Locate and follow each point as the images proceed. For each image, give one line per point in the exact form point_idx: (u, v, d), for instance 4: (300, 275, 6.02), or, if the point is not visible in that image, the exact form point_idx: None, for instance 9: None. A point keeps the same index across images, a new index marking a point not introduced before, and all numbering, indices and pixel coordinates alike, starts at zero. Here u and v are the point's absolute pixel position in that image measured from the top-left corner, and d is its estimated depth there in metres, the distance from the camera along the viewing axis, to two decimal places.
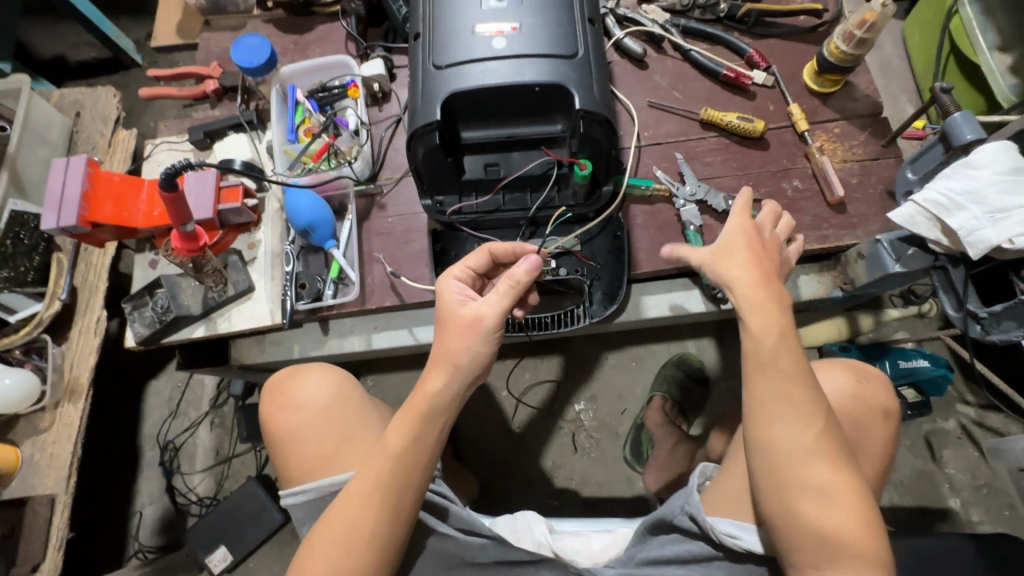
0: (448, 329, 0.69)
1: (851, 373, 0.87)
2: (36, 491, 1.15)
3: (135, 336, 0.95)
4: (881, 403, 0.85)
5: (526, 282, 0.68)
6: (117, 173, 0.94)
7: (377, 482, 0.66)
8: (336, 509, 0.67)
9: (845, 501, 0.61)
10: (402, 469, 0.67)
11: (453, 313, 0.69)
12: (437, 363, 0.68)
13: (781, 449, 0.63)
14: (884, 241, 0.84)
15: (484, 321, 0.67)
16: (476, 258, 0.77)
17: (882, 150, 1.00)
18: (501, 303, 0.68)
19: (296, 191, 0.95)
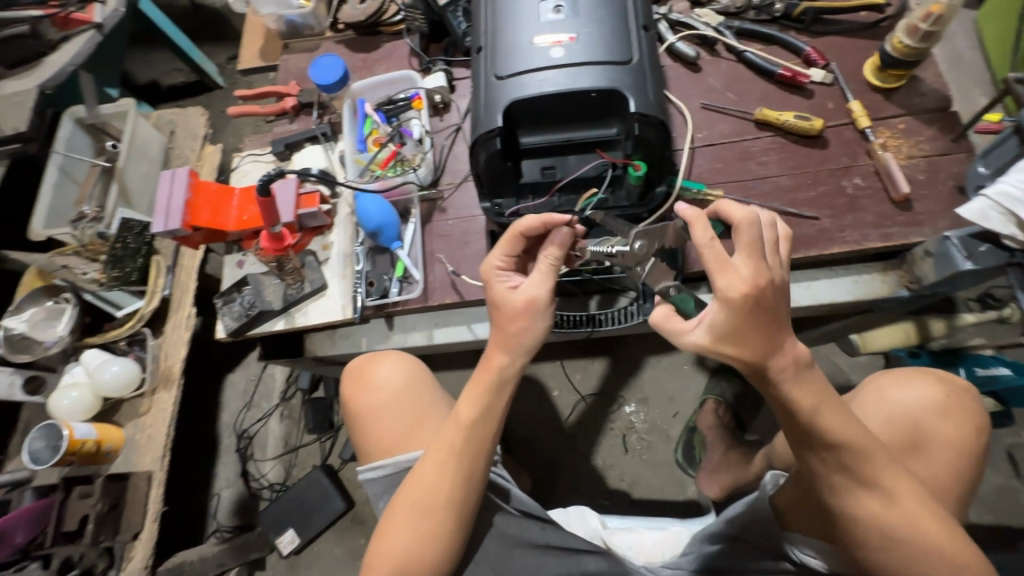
0: (502, 317, 0.72)
1: (937, 383, 0.84)
2: (136, 468, 1.28)
3: (226, 328, 1.05)
4: (967, 418, 0.82)
5: (560, 254, 0.72)
6: (212, 182, 1.05)
7: (451, 452, 0.72)
8: (413, 478, 0.73)
9: (904, 493, 0.65)
10: (472, 438, 0.72)
11: (504, 300, 0.72)
12: (498, 345, 0.72)
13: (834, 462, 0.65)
14: (953, 238, 0.82)
15: (538, 300, 0.70)
16: (510, 243, 0.74)
17: (951, 145, 0.97)
18: (548, 279, 0.71)
19: (366, 197, 1.03)
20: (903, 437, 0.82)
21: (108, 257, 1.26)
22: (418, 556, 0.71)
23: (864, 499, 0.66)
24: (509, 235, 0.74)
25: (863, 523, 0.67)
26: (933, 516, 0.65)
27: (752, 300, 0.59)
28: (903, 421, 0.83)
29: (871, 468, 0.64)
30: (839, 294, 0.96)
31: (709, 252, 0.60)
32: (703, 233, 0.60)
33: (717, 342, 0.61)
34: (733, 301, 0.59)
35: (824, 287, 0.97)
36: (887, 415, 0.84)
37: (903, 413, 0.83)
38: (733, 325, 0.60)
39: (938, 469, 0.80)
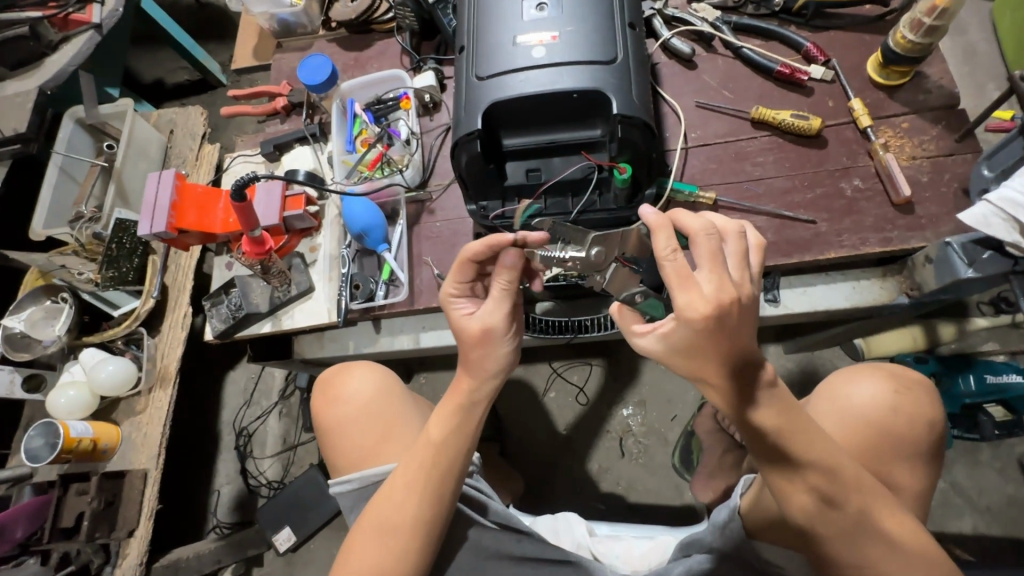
0: (462, 342, 0.73)
1: (889, 382, 0.81)
2: (132, 466, 1.30)
3: (213, 330, 1.05)
4: (924, 416, 0.79)
5: (512, 276, 0.70)
6: (199, 184, 1.05)
7: (419, 471, 0.72)
8: (382, 495, 0.74)
9: (873, 510, 0.63)
10: (442, 457, 0.72)
11: (461, 327, 0.73)
12: (463, 367, 0.73)
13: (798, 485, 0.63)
14: (954, 244, 0.78)
15: (495, 327, 0.71)
16: (461, 271, 0.73)
17: (957, 145, 0.92)
18: (503, 307, 0.71)
19: (352, 199, 1.02)
20: (868, 441, 0.77)
21: (104, 257, 1.28)
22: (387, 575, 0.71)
23: (834, 521, 0.64)
24: (462, 263, 0.73)
25: (836, 545, 0.64)
26: (905, 529, 0.63)
27: (713, 322, 0.56)
28: (861, 426, 0.78)
29: (834, 487, 0.63)
30: (835, 300, 0.93)
31: (670, 266, 0.57)
32: (664, 246, 0.57)
33: (672, 354, 0.60)
34: (694, 320, 0.56)
35: (821, 293, 0.94)
36: (846, 420, 0.79)
37: (858, 416, 0.79)
38: (689, 342, 0.58)
39: (906, 472, 0.77)
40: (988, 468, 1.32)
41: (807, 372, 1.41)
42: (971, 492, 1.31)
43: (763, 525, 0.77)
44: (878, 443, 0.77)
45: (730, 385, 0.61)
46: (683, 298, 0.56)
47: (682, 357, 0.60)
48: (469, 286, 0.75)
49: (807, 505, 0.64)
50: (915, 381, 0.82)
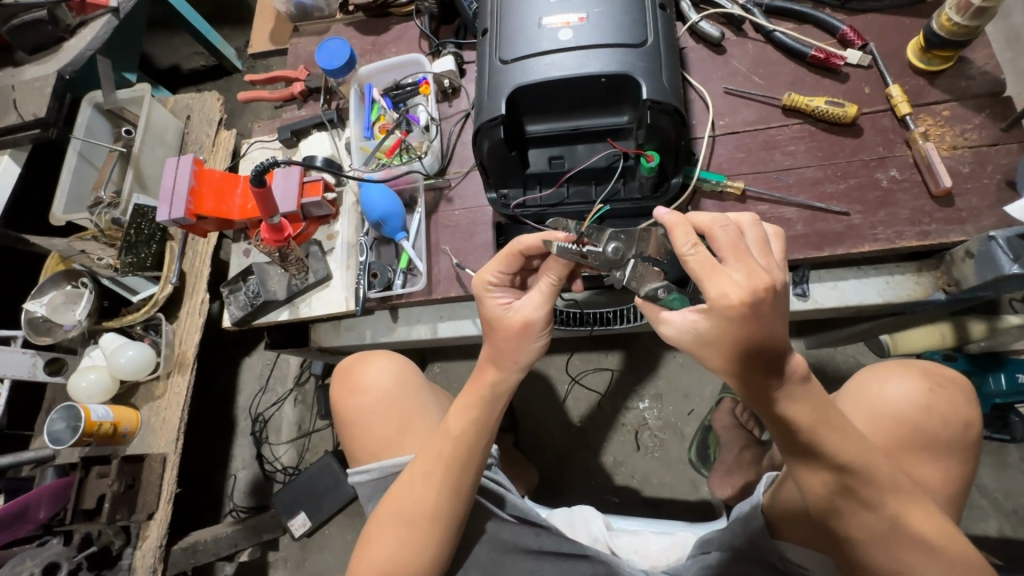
0: (498, 334, 0.71)
1: (922, 380, 0.78)
2: (151, 450, 1.31)
3: (231, 317, 1.05)
4: (959, 416, 0.75)
5: (564, 272, 0.68)
6: (217, 170, 1.04)
7: (440, 462, 0.72)
8: (402, 484, 0.73)
9: (910, 514, 0.61)
10: (461, 449, 0.72)
11: (499, 318, 0.71)
12: (491, 359, 0.72)
13: (834, 485, 0.61)
14: (999, 239, 0.75)
15: (533, 321, 0.69)
16: (507, 261, 0.71)
17: (1002, 135, 0.88)
18: (546, 301, 0.69)
19: (370, 186, 1.00)
20: (895, 440, 0.75)
21: (122, 243, 1.28)
22: (405, 567, 0.71)
23: (868, 523, 0.62)
24: (508, 253, 0.71)
25: (870, 548, 0.62)
26: (942, 534, 0.60)
27: (750, 309, 0.54)
28: (891, 423, 0.76)
29: (870, 488, 0.61)
30: (867, 295, 0.90)
31: (696, 259, 0.56)
32: (684, 241, 0.56)
33: (704, 347, 0.58)
34: (729, 308, 0.54)
35: (853, 288, 0.91)
36: (873, 416, 0.77)
37: (888, 413, 0.76)
38: (722, 333, 0.56)
39: (935, 473, 0.74)
40: (1015, 470, 1.28)
41: (830, 368, 1.38)
42: (997, 494, 1.28)
43: (789, 518, 0.75)
44: (908, 442, 0.74)
45: (763, 381, 0.59)
46: (713, 288, 0.55)
47: (715, 349, 0.58)
48: (509, 277, 0.74)
49: (841, 507, 0.62)
50: (950, 380, 0.78)
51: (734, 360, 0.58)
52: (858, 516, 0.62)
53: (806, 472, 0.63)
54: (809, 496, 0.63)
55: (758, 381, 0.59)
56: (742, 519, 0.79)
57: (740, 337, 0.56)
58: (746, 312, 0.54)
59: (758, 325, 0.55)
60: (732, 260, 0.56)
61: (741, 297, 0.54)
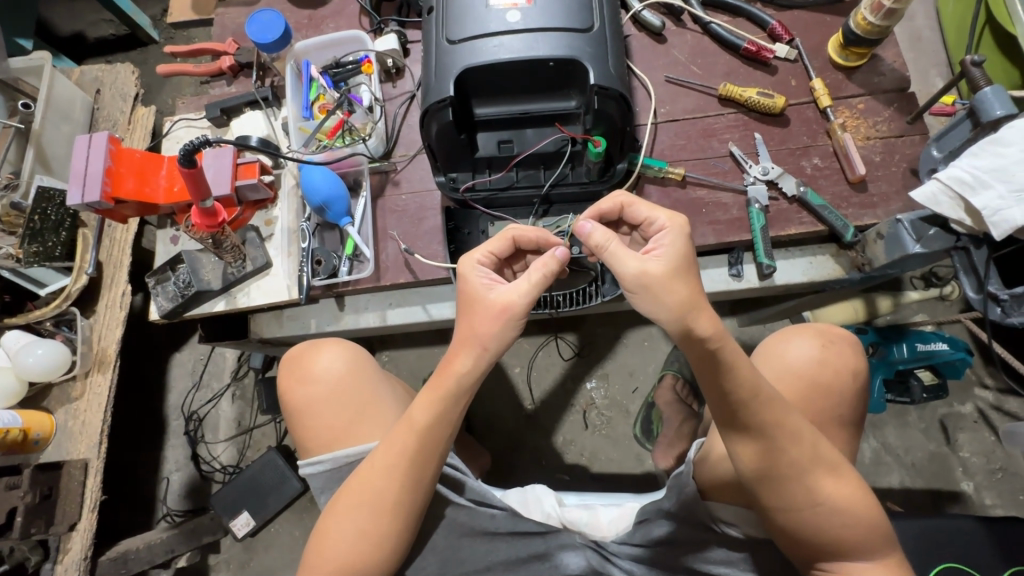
0: (474, 314, 0.70)
1: (817, 338, 0.82)
2: (70, 456, 1.21)
3: (159, 310, 0.98)
4: (850, 368, 0.80)
5: (556, 270, 0.69)
6: (138, 149, 0.95)
7: (403, 454, 0.71)
8: (362, 477, 0.72)
9: (818, 475, 0.65)
10: (424, 445, 0.72)
11: (479, 297, 0.70)
12: (463, 346, 0.70)
13: (760, 450, 0.65)
14: (905, 221, 0.82)
15: (513, 308, 0.68)
16: (499, 243, 0.74)
17: (908, 127, 0.97)
18: (532, 291, 0.68)
19: (311, 168, 0.97)
20: (799, 397, 0.78)
21: (24, 231, 1.15)
22: (362, 557, 0.71)
23: (755, 458, 0.65)
24: (502, 235, 0.74)
25: (763, 490, 0.66)
26: (837, 491, 0.65)
27: (684, 257, 0.65)
28: (794, 380, 0.79)
29: (792, 447, 0.65)
30: (794, 275, 0.96)
31: (616, 239, 0.67)
32: (607, 233, 0.66)
33: (671, 275, 0.64)
34: (677, 256, 0.65)
35: (779, 268, 0.97)
36: (779, 375, 0.80)
37: (791, 372, 0.80)
38: (675, 264, 0.64)
39: (834, 428, 0.78)
40: (914, 428, 1.45)
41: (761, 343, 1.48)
42: (899, 451, 1.44)
43: (716, 478, 0.79)
44: (811, 396, 0.78)
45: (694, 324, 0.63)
46: (662, 215, 0.69)
47: (677, 285, 0.63)
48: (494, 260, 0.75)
49: (778, 467, 0.65)
50: (851, 341, 0.82)
51: (676, 331, 0.63)
52: (771, 463, 0.65)
53: (731, 430, 0.67)
54: (736, 459, 0.67)
55: (681, 336, 0.63)
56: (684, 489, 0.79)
57: (685, 280, 0.64)
58: (678, 246, 0.66)
59: (696, 276, 0.65)
60: (646, 219, 0.70)
61: (682, 244, 0.65)
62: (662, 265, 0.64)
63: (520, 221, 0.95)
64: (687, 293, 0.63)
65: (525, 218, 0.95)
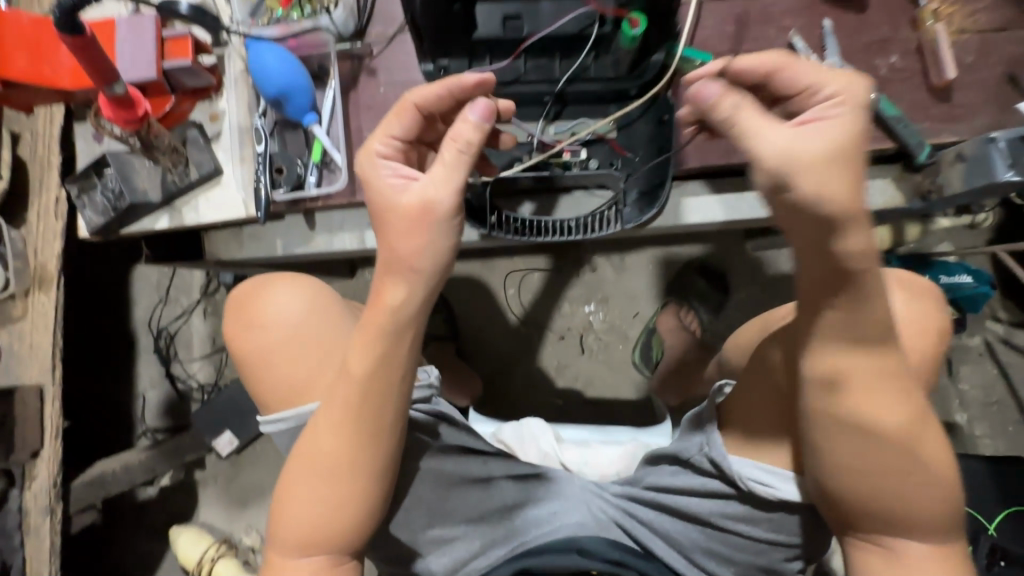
0: (388, 227, 0.55)
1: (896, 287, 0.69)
2: (23, 381, 1.10)
3: (88, 225, 0.81)
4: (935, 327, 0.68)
5: (477, 144, 0.53)
6: (27, 13, 0.72)
7: (348, 405, 0.61)
8: (309, 436, 0.64)
9: (920, 440, 0.53)
10: (371, 392, 0.60)
11: (388, 206, 0.54)
12: (387, 271, 0.56)
13: (864, 397, 0.51)
14: (1001, 141, 0.69)
15: (436, 206, 0.53)
16: (399, 121, 0.57)
17: (1013, 17, 0.78)
18: (453, 180, 0.53)
19: (261, 46, 0.76)
20: None
21: None
22: (325, 523, 0.63)
23: (858, 408, 0.52)
24: (403, 103, 0.56)
25: (846, 452, 0.53)
26: (937, 458, 0.54)
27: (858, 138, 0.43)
28: None
29: (898, 402, 0.52)
30: None
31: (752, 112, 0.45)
32: (737, 102, 0.45)
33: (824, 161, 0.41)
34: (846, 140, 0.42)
35: None
36: None
37: None
38: (843, 147, 0.42)
39: None
40: None
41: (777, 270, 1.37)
42: None
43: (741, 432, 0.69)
44: None
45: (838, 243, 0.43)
46: (832, 81, 0.45)
47: (844, 169, 0.42)
48: (402, 147, 0.58)
49: (875, 423, 0.52)
50: (927, 289, 0.71)
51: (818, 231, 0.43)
52: (875, 417, 0.51)
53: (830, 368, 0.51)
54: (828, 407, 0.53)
55: (821, 234, 0.43)
56: (695, 446, 0.72)
57: (852, 164, 0.42)
58: (847, 124, 0.43)
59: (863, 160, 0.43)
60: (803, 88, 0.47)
61: (854, 122, 0.42)
62: (823, 144, 0.42)
63: (527, 126, 0.77)
64: (852, 185, 0.41)
65: (533, 122, 0.78)
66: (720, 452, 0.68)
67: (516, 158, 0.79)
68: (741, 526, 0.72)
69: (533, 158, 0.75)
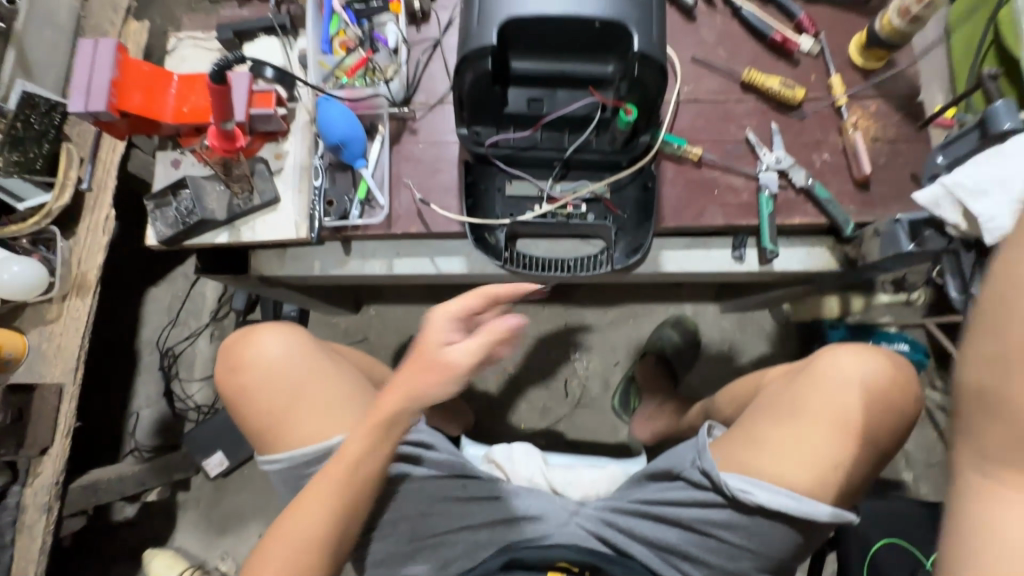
0: (419, 361, 0.77)
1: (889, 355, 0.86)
2: (43, 379, 1.16)
3: (157, 235, 0.94)
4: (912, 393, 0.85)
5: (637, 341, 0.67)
6: (146, 62, 0.89)
7: (338, 488, 0.79)
8: (311, 494, 0.79)
9: None
10: (362, 483, 0.80)
11: (438, 356, 0.75)
12: (405, 391, 0.77)
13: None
14: (902, 222, 0.88)
15: (457, 368, 0.74)
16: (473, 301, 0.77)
17: (914, 133, 1.01)
18: None
19: (329, 104, 0.94)
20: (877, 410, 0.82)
21: (5, 137, 1.10)
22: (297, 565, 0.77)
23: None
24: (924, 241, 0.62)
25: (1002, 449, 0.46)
26: None
27: None
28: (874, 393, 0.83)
29: None
30: (792, 264, 1.01)
31: None
32: None
33: None
34: None
35: (780, 255, 1.01)
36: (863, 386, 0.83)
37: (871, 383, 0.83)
38: None
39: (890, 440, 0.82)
40: None
41: None
42: None
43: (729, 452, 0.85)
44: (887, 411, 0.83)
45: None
46: None
47: None
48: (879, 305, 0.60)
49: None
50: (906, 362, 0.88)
51: None
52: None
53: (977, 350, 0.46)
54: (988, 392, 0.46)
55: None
56: (688, 459, 0.86)
57: None
58: None
59: None
60: None
61: None
62: None
63: (539, 182, 0.96)
64: None
65: (543, 179, 0.96)
66: (710, 463, 0.82)
67: (532, 205, 0.97)
68: (722, 532, 0.83)
69: (544, 209, 0.94)
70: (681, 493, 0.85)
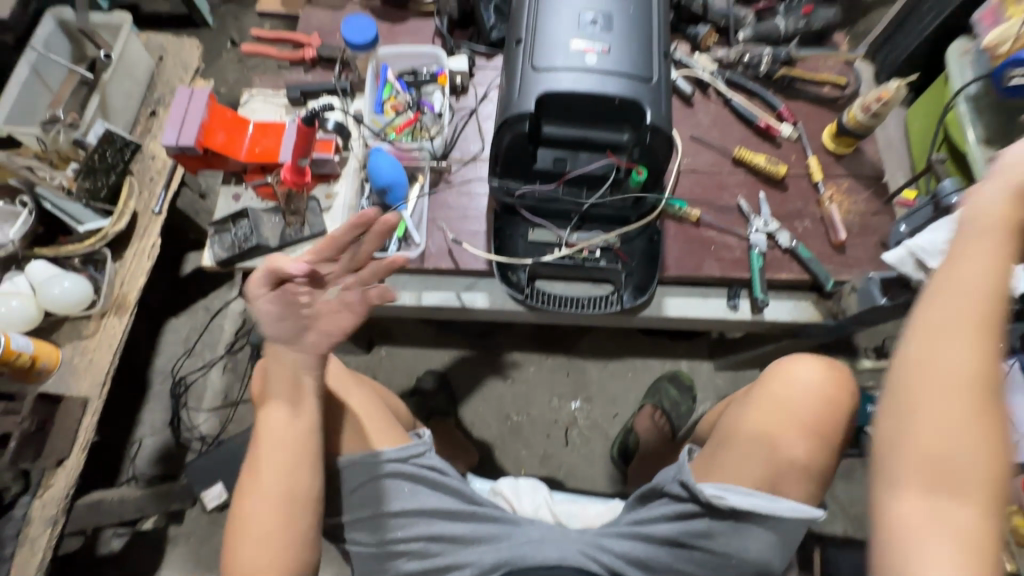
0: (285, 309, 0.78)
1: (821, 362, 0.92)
2: (70, 392, 1.20)
3: (214, 257, 1.05)
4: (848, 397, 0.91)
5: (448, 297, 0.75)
6: (230, 110, 1.07)
7: (282, 468, 0.82)
8: (259, 485, 0.82)
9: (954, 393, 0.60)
10: (298, 456, 0.83)
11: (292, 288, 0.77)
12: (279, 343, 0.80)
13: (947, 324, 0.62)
14: (875, 278, 1.00)
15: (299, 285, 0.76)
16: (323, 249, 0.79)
17: (881, 208, 1.17)
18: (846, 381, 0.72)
19: (378, 155, 1.07)
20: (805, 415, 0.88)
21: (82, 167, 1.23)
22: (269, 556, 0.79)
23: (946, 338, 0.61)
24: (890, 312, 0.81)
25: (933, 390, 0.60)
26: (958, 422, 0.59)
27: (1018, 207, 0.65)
28: (804, 397, 0.89)
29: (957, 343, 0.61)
30: (781, 313, 1.12)
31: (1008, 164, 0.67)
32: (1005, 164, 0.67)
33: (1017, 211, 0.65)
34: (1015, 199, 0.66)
35: (769, 306, 1.13)
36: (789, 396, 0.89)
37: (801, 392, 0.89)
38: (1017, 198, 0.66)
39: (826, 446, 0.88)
40: None
41: None
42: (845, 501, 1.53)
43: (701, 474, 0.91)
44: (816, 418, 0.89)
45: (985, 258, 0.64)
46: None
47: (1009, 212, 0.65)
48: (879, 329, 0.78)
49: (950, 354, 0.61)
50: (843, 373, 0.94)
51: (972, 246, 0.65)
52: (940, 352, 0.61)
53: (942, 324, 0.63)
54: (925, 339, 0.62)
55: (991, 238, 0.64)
56: (670, 475, 0.92)
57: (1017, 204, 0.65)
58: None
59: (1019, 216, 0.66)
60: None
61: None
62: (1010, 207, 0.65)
63: (558, 231, 1.10)
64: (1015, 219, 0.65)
65: (562, 229, 1.10)
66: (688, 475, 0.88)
67: (550, 250, 1.10)
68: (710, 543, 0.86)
69: (562, 252, 1.07)
70: (664, 508, 0.90)
